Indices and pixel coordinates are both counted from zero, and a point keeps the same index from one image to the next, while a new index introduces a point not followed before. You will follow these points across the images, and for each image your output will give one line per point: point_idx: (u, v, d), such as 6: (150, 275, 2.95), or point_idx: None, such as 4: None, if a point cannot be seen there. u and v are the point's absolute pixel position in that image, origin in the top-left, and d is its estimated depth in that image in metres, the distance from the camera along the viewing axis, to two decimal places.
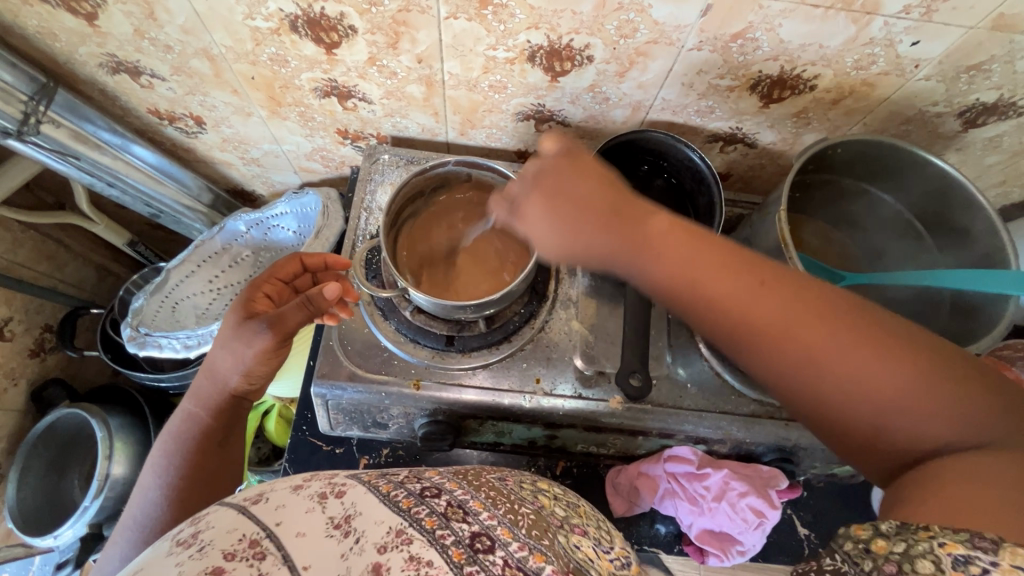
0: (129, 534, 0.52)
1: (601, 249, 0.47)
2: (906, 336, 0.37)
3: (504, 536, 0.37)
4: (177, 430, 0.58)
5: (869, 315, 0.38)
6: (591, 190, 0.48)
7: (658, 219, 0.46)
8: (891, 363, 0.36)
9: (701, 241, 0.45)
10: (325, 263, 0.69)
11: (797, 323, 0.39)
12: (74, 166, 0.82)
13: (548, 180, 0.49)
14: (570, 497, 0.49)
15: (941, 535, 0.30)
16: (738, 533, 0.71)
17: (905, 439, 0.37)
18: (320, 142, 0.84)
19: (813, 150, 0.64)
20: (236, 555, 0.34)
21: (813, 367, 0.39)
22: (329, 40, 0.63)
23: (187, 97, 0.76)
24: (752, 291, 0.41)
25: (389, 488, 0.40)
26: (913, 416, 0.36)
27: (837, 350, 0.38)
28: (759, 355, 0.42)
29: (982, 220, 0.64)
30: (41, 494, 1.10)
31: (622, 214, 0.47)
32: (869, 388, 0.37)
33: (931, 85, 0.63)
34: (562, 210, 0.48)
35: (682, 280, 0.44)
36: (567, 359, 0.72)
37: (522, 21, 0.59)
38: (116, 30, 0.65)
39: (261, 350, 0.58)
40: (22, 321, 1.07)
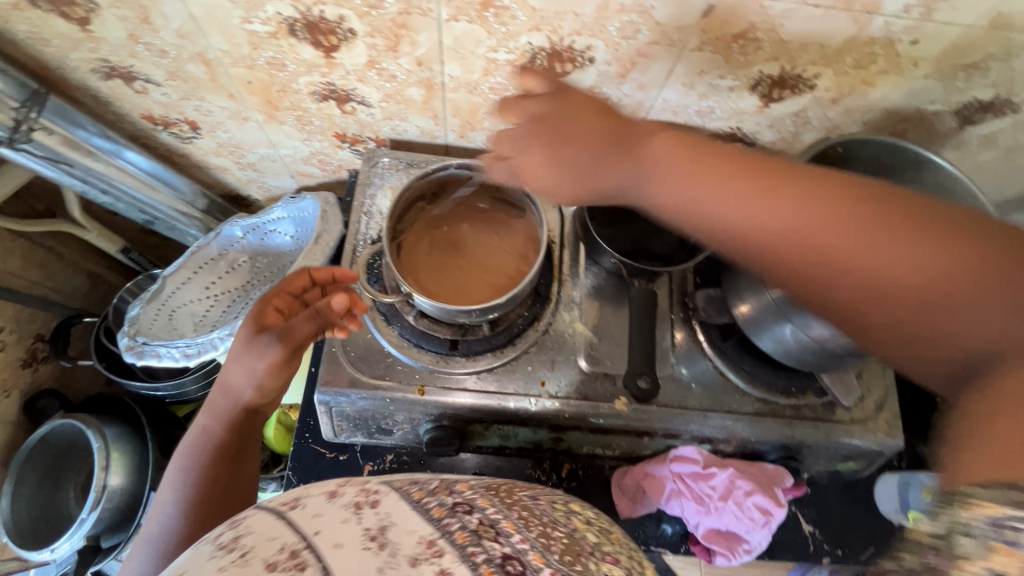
0: (146, 545, 0.54)
1: (614, 179, 0.51)
2: (946, 221, 0.37)
3: (535, 561, 0.37)
4: (194, 444, 0.59)
5: (930, 212, 0.38)
6: (586, 126, 0.51)
7: (661, 138, 0.50)
8: (939, 253, 0.37)
9: (721, 156, 0.48)
10: (335, 276, 0.67)
11: (822, 226, 0.41)
12: (67, 174, 0.81)
13: (542, 116, 0.53)
14: (604, 522, 0.47)
15: (977, 496, 0.29)
16: (745, 532, 0.71)
17: (971, 343, 0.36)
18: (317, 146, 0.83)
19: (813, 150, 0.64)
20: (277, 566, 0.34)
21: (840, 266, 0.41)
22: (328, 43, 0.63)
23: (182, 102, 0.75)
24: (795, 203, 0.43)
25: (421, 496, 0.40)
26: (962, 308, 0.36)
27: (868, 247, 0.39)
28: (814, 275, 0.43)
29: None
30: (35, 507, 1.08)
31: (625, 143, 0.51)
32: (906, 280, 0.38)
33: (930, 84, 0.64)
34: (549, 141, 0.52)
35: (712, 197, 0.46)
36: (571, 361, 0.72)
37: (523, 23, 0.58)
38: (110, 35, 0.63)
39: (272, 363, 0.59)
40: (13, 331, 1.05)
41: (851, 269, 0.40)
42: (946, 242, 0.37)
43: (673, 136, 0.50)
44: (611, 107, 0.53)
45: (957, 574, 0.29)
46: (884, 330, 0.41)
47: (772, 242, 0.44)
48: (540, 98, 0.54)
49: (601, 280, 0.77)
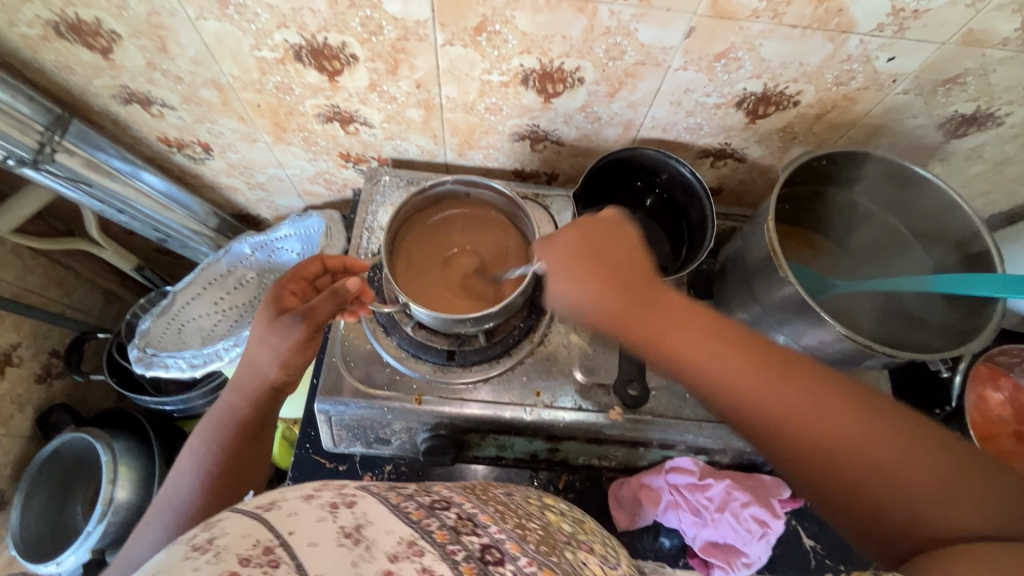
0: (163, 516, 0.54)
1: (644, 327, 0.49)
2: (893, 421, 0.42)
3: (512, 550, 0.38)
4: (217, 419, 0.60)
5: (915, 420, 0.43)
6: (630, 266, 0.52)
7: (668, 295, 0.50)
8: (907, 444, 0.41)
9: (760, 343, 0.47)
10: (346, 266, 0.70)
11: (814, 412, 0.43)
12: (85, 193, 0.85)
13: (584, 247, 0.53)
14: (576, 514, 0.50)
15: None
16: (743, 544, 0.70)
17: (926, 523, 0.39)
18: (323, 165, 0.87)
19: (798, 163, 0.66)
20: (250, 561, 0.32)
21: (814, 447, 0.43)
22: (332, 68, 0.66)
23: (195, 125, 0.79)
24: (802, 392, 0.44)
25: (399, 500, 0.40)
26: (947, 496, 0.38)
27: (850, 430, 0.42)
28: (781, 441, 0.44)
29: (968, 226, 0.66)
30: (43, 522, 1.09)
31: (642, 289, 0.51)
32: (831, 443, 0.42)
33: (910, 99, 0.66)
34: (586, 266, 0.52)
35: (702, 356, 0.47)
36: (566, 372, 0.73)
37: (514, 46, 0.62)
38: (130, 63, 0.68)
39: (295, 341, 0.60)
40: (30, 346, 1.09)
41: (839, 452, 0.42)
42: (922, 444, 0.41)
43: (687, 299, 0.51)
44: (614, 271, 0.52)
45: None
46: (863, 511, 0.42)
47: (745, 417, 0.46)
48: (562, 233, 0.55)
49: None
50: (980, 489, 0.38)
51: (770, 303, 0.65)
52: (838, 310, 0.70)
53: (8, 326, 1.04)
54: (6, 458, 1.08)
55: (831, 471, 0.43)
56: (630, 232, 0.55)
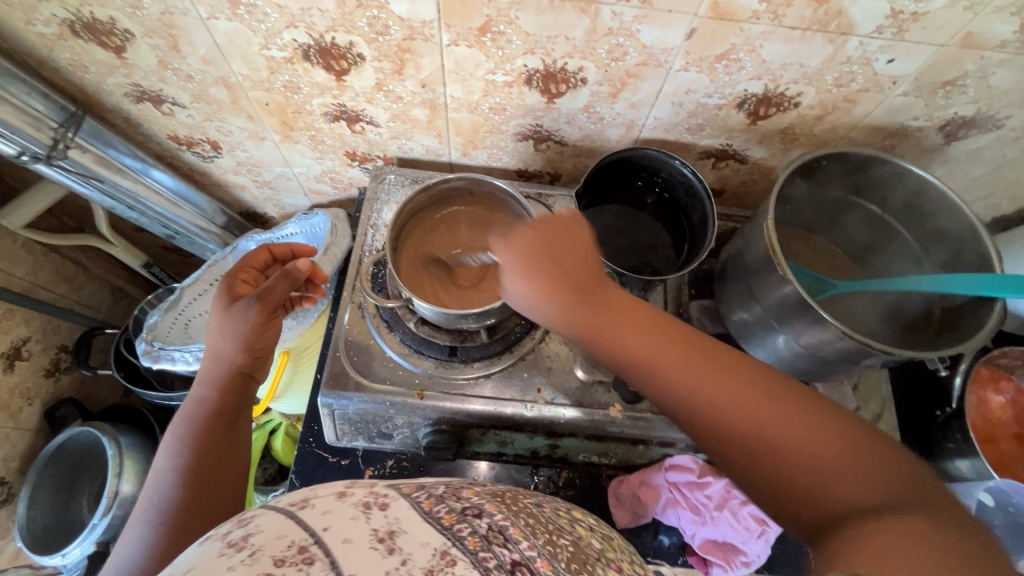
0: (146, 516, 0.55)
1: (579, 319, 0.51)
2: (800, 398, 0.42)
3: (543, 568, 0.37)
4: (189, 414, 0.61)
5: (810, 397, 0.43)
6: (570, 259, 0.52)
7: (611, 289, 0.52)
8: (808, 423, 0.41)
9: (649, 313, 0.50)
10: (293, 250, 0.75)
11: (723, 394, 0.43)
12: (96, 189, 0.87)
13: (532, 244, 0.53)
14: (605, 530, 0.48)
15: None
16: (742, 542, 0.70)
17: (833, 500, 0.39)
18: (329, 164, 0.88)
19: (798, 163, 0.66)
20: (286, 561, 0.34)
21: (735, 433, 0.43)
22: (339, 67, 0.68)
23: (205, 123, 0.80)
24: (705, 375, 0.45)
25: (430, 505, 0.40)
26: (829, 473, 0.39)
27: (760, 413, 0.42)
28: (697, 416, 0.44)
29: (967, 229, 0.66)
30: (49, 515, 1.11)
31: (588, 291, 0.51)
32: (787, 447, 0.41)
33: (910, 101, 0.66)
34: (535, 262, 0.52)
35: (645, 347, 0.48)
36: (567, 370, 0.74)
37: (518, 47, 0.63)
38: (142, 61, 0.69)
39: (255, 324, 0.62)
40: (40, 341, 1.10)
41: (751, 436, 0.42)
42: (818, 424, 0.41)
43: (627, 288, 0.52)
44: (575, 247, 0.53)
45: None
46: (766, 491, 0.42)
47: (679, 399, 0.45)
48: (540, 222, 0.54)
49: None
50: (871, 458, 0.39)
51: (769, 301, 0.65)
52: (837, 311, 0.70)
53: (18, 321, 1.06)
54: (14, 451, 1.09)
55: (754, 453, 0.42)
56: (583, 229, 0.54)
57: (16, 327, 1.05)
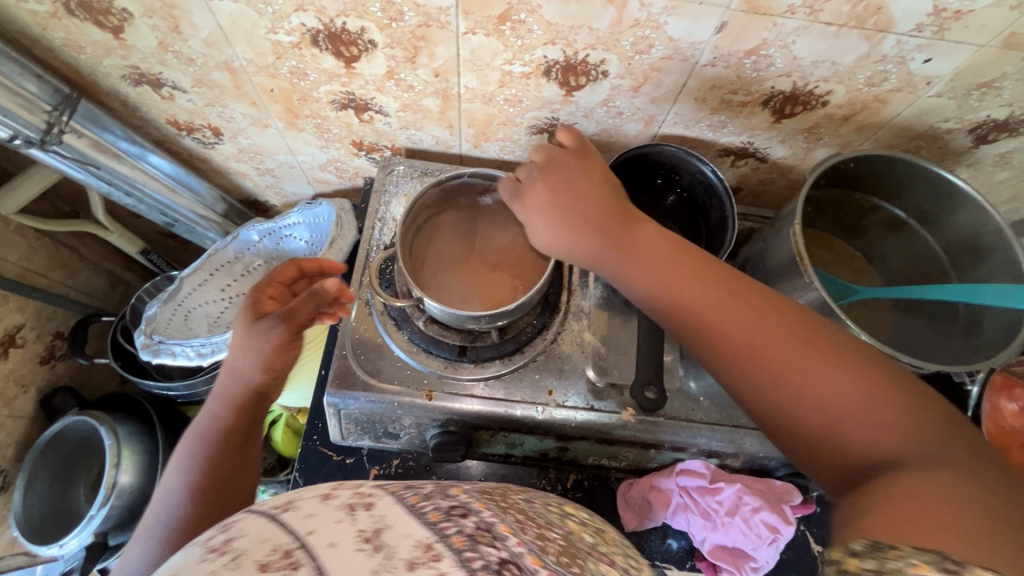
0: (153, 531, 0.54)
1: (594, 246, 0.56)
2: (836, 343, 0.43)
3: (532, 563, 0.37)
4: (202, 429, 0.59)
5: (850, 343, 0.43)
6: (590, 194, 0.58)
7: (647, 229, 0.55)
8: (857, 372, 0.41)
9: (691, 256, 0.53)
10: (322, 268, 0.69)
11: (758, 328, 0.46)
12: (92, 174, 0.84)
13: (548, 168, 0.60)
14: (598, 523, 0.50)
15: (912, 556, 0.30)
16: (752, 549, 0.69)
17: (860, 445, 0.40)
18: (335, 153, 0.85)
19: (826, 164, 0.64)
20: (272, 565, 0.33)
21: (778, 377, 0.44)
22: (349, 54, 0.64)
23: (206, 108, 0.77)
24: (728, 305, 0.48)
25: (416, 501, 0.40)
26: (867, 429, 0.39)
27: (800, 362, 0.43)
28: (734, 360, 0.46)
29: (994, 236, 0.64)
30: (46, 502, 1.09)
31: (615, 225, 0.56)
32: (822, 397, 0.41)
33: (942, 103, 0.64)
34: (553, 188, 0.59)
35: (660, 287, 0.52)
36: (579, 372, 0.72)
37: (539, 37, 0.60)
38: (141, 43, 0.66)
39: (277, 344, 0.59)
40: (34, 328, 1.08)
41: (791, 381, 0.43)
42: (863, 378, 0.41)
43: (661, 228, 0.56)
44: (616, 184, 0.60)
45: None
46: (805, 446, 0.43)
47: (730, 346, 0.47)
48: (571, 148, 0.61)
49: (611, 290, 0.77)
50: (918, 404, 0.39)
51: None
52: (857, 318, 0.69)
53: (12, 307, 1.03)
54: (9, 439, 1.07)
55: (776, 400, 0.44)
56: (598, 153, 0.61)
57: (10, 313, 1.02)
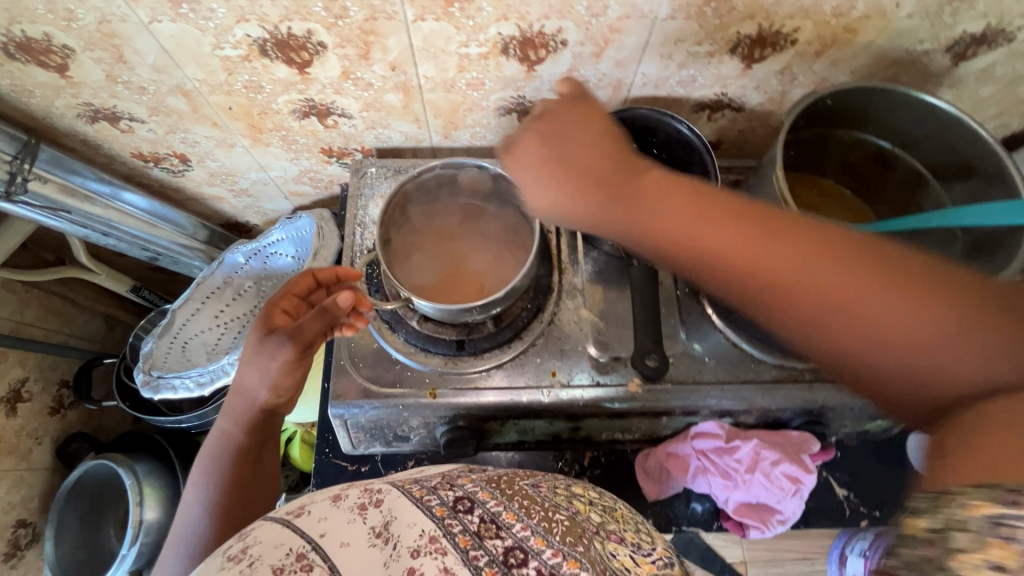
0: (177, 548, 0.54)
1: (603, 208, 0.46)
2: (907, 269, 0.36)
3: (536, 545, 0.38)
4: (215, 447, 0.59)
5: (897, 257, 0.37)
6: (586, 150, 0.47)
7: (652, 176, 0.45)
8: (907, 302, 0.35)
9: (712, 196, 0.43)
10: (337, 276, 0.66)
11: (786, 265, 0.39)
12: (67, 220, 0.82)
13: (540, 125, 0.50)
14: (607, 501, 0.48)
15: (970, 496, 0.27)
16: (777, 502, 0.70)
17: (944, 377, 0.34)
18: (306, 163, 0.84)
19: (801, 104, 0.61)
20: (284, 569, 0.36)
21: (807, 311, 0.39)
22: (301, 59, 0.63)
23: (168, 136, 0.75)
24: (774, 248, 0.40)
25: (422, 493, 0.41)
26: (942, 355, 0.34)
27: (856, 287, 0.37)
28: (779, 303, 0.40)
29: (984, 153, 0.62)
30: (78, 548, 1.10)
31: (614, 179, 0.46)
32: (897, 334, 0.35)
33: (915, 23, 0.62)
34: (548, 160, 0.48)
35: (688, 231, 0.43)
36: (580, 350, 0.71)
37: (490, 14, 0.58)
38: (89, 78, 0.64)
39: (285, 361, 0.57)
40: (38, 380, 1.08)
41: (837, 326, 0.38)
42: (933, 303, 0.35)
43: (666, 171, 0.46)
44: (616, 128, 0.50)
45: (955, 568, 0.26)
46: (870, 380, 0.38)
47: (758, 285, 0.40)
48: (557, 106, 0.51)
49: (602, 263, 0.75)
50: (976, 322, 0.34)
51: None
52: None
53: (12, 362, 1.03)
54: (31, 492, 1.08)
55: (805, 316, 0.39)
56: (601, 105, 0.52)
57: (11, 368, 1.03)
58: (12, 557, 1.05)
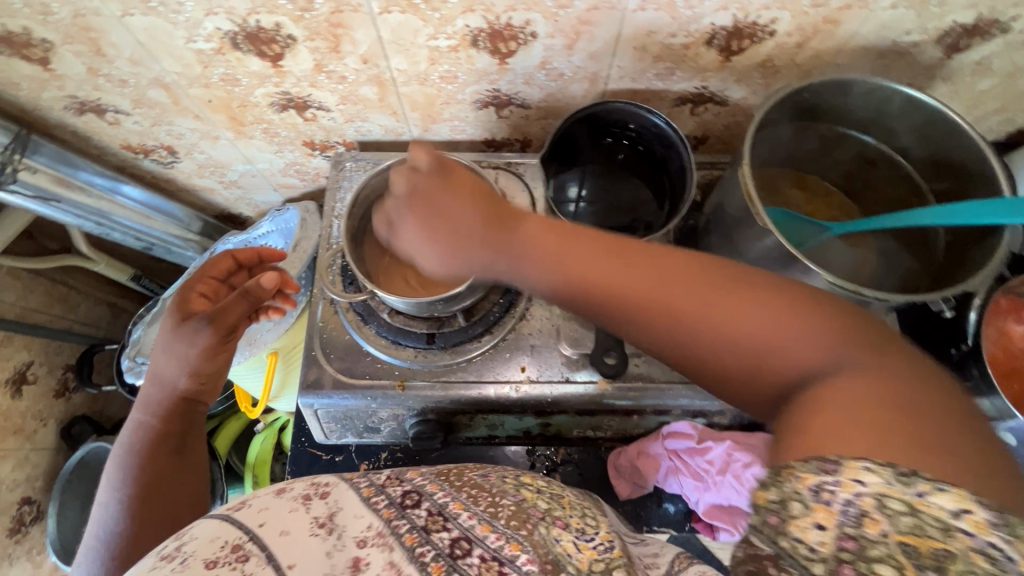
0: (92, 551, 0.52)
1: (484, 256, 0.49)
2: (753, 283, 0.39)
3: (481, 532, 0.39)
4: (130, 442, 0.58)
5: (745, 274, 0.39)
6: (461, 200, 0.51)
7: (530, 221, 0.49)
8: (755, 309, 0.37)
9: (585, 237, 0.46)
10: (258, 256, 0.70)
11: (647, 281, 0.41)
12: (61, 210, 0.85)
13: (419, 191, 0.53)
14: (556, 488, 0.48)
15: (799, 469, 0.31)
16: (748, 505, 0.69)
17: (791, 365, 0.36)
18: (290, 156, 0.85)
19: (774, 98, 0.59)
20: (219, 562, 0.36)
21: (676, 314, 0.40)
22: (272, 52, 0.63)
23: (154, 128, 0.77)
24: (639, 273, 0.42)
25: (370, 492, 0.42)
26: (804, 347, 0.36)
27: (692, 303, 0.39)
28: (641, 319, 0.41)
29: (971, 149, 0.59)
30: (81, 525, 1.15)
31: (497, 228, 0.49)
32: (756, 344, 0.37)
33: (900, 14, 0.59)
34: (437, 227, 0.51)
35: (567, 268, 0.45)
36: (551, 346, 0.71)
37: (455, 6, 0.57)
38: (71, 71, 0.66)
39: (204, 347, 0.60)
40: (44, 363, 1.12)
41: (699, 330, 0.39)
42: (775, 305, 0.37)
43: (541, 219, 0.49)
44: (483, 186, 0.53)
45: (791, 531, 0.30)
46: (737, 392, 0.40)
47: (631, 302, 0.41)
48: (427, 170, 0.54)
49: None
50: (827, 325, 0.36)
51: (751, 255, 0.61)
52: (828, 254, 0.67)
53: (18, 346, 1.07)
54: (36, 471, 1.12)
55: (683, 333, 0.40)
56: (466, 172, 0.54)
57: (17, 352, 1.06)
58: (17, 532, 1.10)
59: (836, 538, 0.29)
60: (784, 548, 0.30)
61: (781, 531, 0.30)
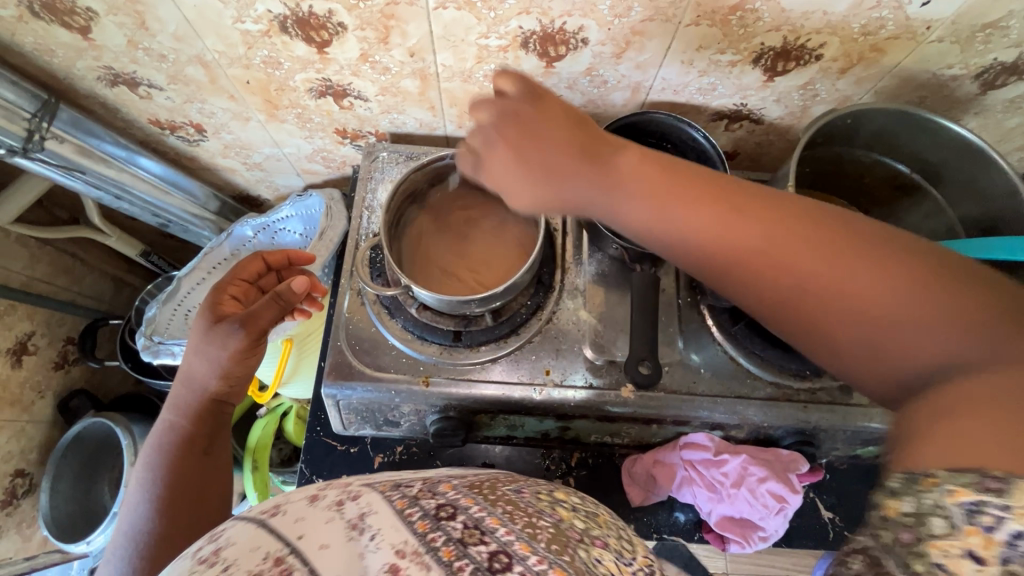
0: (122, 547, 0.53)
1: (579, 195, 0.47)
2: (900, 258, 0.37)
3: (521, 549, 0.38)
4: (159, 440, 0.60)
5: (896, 246, 0.37)
6: (561, 133, 0.48)
7: (629, 153, 0.47)
8: (895, 279, 0.36)
9: (693, 180, 0.44)
10: (288, 259, 0.71)
11: (773, 238, 0.40)
12: (82, 180, 0.83)
13: (519, 116, 0.49)
14: (589, 506, 0.49)
15: (949, 482, 0.30)
16: (760, 519, 0.70)
17: (923, 354, 0.35)
18: (320, 143, 0.84)
19: (818, 124, 0.61)
20: (262, 573, 0.35)
21: (799, 281, 0.39)
22: (320, 39, 0.63)
23: (186, 105, 0.76)
24: (766, 232, 0.40)
25: (404, 505, 0.40)
26: (932, 335, 0.35)
27: (826, 266, 0.38)
28: (755, 281, 0.41)
29: (1005, 185, 0.61)
30: (72, 502, 1.13)
31: (597, 160, 0.47)
32: (898, 316, 0.36)
33: (944, 48, 0.61)
34: (522, 146, 0.49)
35: (680, 214, 0.43)
36: (576, 350, 0.71)
37: (512, 7, 0.57)
38: (111, 42, 0.65)
39: (236, 350, 0.60)
40: (45, 334, 1.10)
41: (833, 295, 0.38)
42: (915, 279, 0.35)
43: (638, 150, 0.47)
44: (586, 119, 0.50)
45: (930, 553, 0.29)
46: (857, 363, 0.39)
47: (738, 263, 0.42)
48: (516, 96, 0.50)
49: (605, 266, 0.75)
50: (985, 326, 0.34)
51: None
52: None
53: (21, 316, 1.05)
54: (31, 444, 1.10)
55: (813, 303, 0.39)
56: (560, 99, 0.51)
57: (20, 322, 1.04)
58: (8, 505, 1.07)
59: (996, 572, 0.28)
60: (922, 571, 0.29)
61: (917, 553, 0.30)
